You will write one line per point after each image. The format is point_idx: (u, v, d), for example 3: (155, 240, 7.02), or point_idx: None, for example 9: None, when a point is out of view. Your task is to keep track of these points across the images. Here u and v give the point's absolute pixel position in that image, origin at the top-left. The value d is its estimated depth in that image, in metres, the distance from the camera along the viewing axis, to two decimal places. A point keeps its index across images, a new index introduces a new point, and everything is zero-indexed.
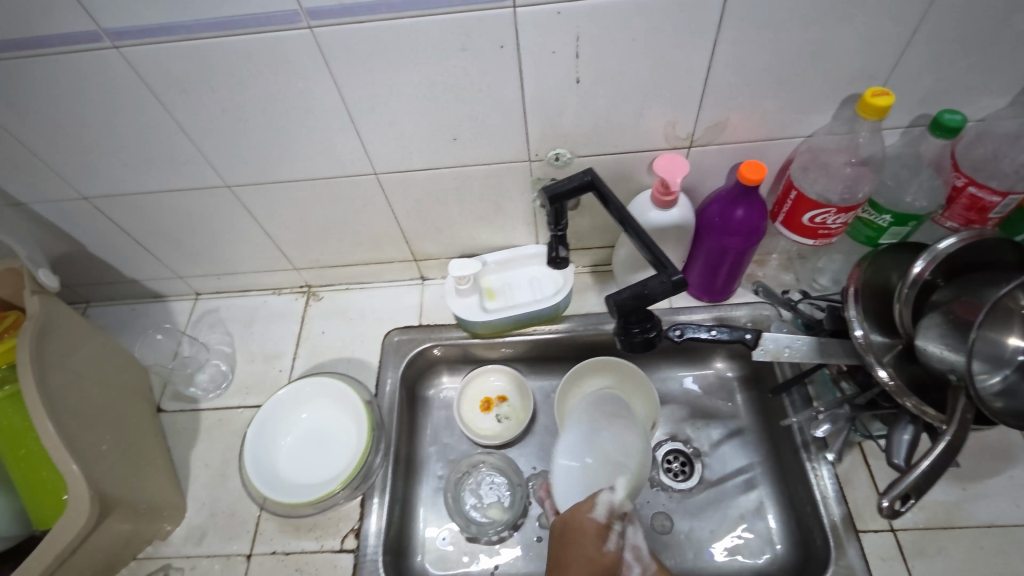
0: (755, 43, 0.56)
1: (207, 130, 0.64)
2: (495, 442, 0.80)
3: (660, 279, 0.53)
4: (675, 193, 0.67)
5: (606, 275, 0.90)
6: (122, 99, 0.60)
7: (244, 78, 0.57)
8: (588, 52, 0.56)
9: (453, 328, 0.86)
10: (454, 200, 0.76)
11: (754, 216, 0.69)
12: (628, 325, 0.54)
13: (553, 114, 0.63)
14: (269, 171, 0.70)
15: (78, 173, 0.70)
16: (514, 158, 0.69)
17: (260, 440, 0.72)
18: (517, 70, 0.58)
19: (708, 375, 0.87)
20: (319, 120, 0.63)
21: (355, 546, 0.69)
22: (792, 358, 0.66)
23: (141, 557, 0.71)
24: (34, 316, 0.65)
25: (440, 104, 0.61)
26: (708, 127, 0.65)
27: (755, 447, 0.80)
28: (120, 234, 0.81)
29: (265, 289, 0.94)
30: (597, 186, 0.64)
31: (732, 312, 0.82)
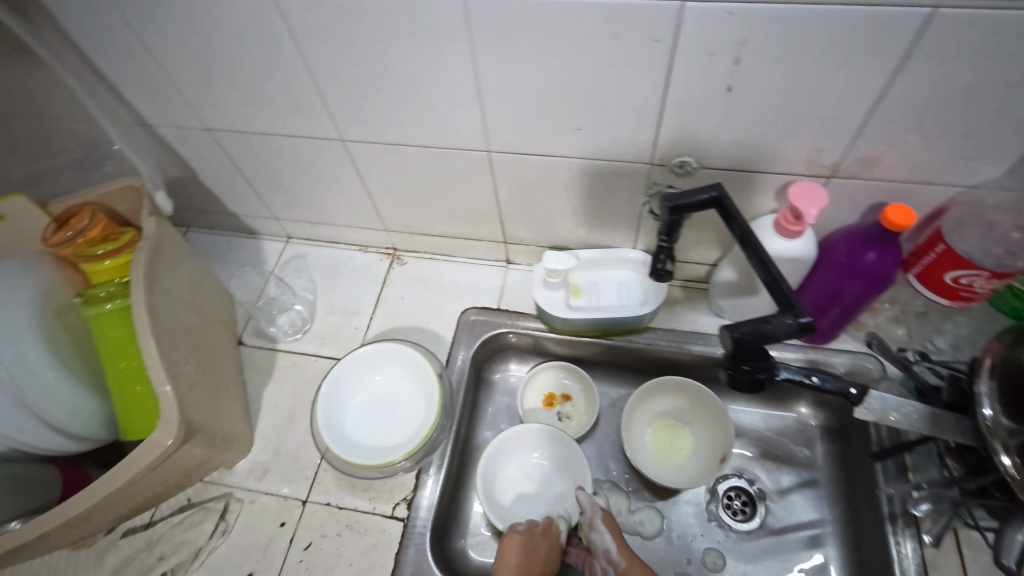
0: (944, 78, 0.49)
1: (334, 82, 0.63)
2: (532, 439, 0.78)
3: (785, 318, 0.49)
4: (805, 225, 0.62)
5: (697, 292, 0.85)
6: (261, 41, 0.60)
7: (383, 37, 0.56)
8: (749, 60, 0.51)
9: (531, 318, 0.85)
10: (561, 190, 0.73)
11: (886, 262, 0.62)
12: (738, 360, 0.50)
13: (691, 119, 0.59)
14: (385, 132, 0.69)
15: (205, 104, 0.71)
16: (635, 159, 0.65)
17: (332, 395, 0.74)
18: (666, 68, 0.53)
19: (788, 418, 0.82)
20: (446, 90, 0.61)
21: (405, 515, 0.70)
22: (898, 424, 0.61)
23: (207, 481, 0.74)
24: (149, 237, 0.67)
25: (574, 92, 0.58)
26: (858, 159, 0.59)
27: (829, 503, 0.75)
28: (231, 169, 0.83)
29: (353, 244, 0.95)
30: (722, 204, 0.59)
31: (829, 358, 0.76)
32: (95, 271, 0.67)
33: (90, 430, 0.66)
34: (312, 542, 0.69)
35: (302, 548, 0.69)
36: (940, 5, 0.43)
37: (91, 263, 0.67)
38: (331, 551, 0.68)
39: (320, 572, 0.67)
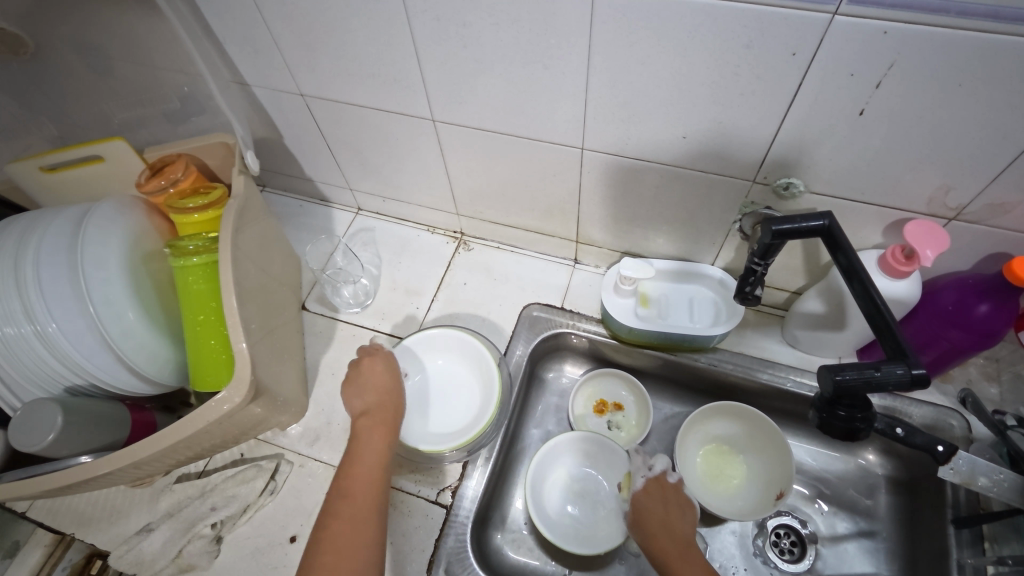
0: None
1: (438, 61, 0.62)
2: (576, 450, 0.77)
3: (894, 367, 0.45)
4: (915, 265, 0.57)
5: (771, 318, 0.82)
6: (373, 11, 0.59)
7: (499, 20, 0.54)
8: (892, 85, 0.47)
9: (594, 321, 0.83)
10: (648, 196, 0.71)
11: (999, 318, 0.58)
12: (835, 405, 0.47)
13: (810, 140, 0.55)
14: (479, 117, 0.68)
15: (304, 69, 0.71)
16: (736, 174, 0.62)
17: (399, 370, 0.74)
18: (796, 83, 0.50)
19: (852, 463, 0.78)
20: (553, 81, 0.59)
21: (448, 503, 0.70)
22: (986, 490, 0.58)
23: (261, 439, 0.76)
24: (238, 195, 0.69)
25: (689, 98, 0.55)
26: (988, 204, 0.55)
27: (886, 558, 0.71)
28: (317, 136, 0.84)
29: (421, 224, 0.95)
30: (831, 234, 0.56)
31: (909, 407, 0.71)
32: (183, 222, 0.69)
33: (162, 375, 0.68)
34: None
35: None
36: None
37: (181, 215, 0.69)
38: None
39: None
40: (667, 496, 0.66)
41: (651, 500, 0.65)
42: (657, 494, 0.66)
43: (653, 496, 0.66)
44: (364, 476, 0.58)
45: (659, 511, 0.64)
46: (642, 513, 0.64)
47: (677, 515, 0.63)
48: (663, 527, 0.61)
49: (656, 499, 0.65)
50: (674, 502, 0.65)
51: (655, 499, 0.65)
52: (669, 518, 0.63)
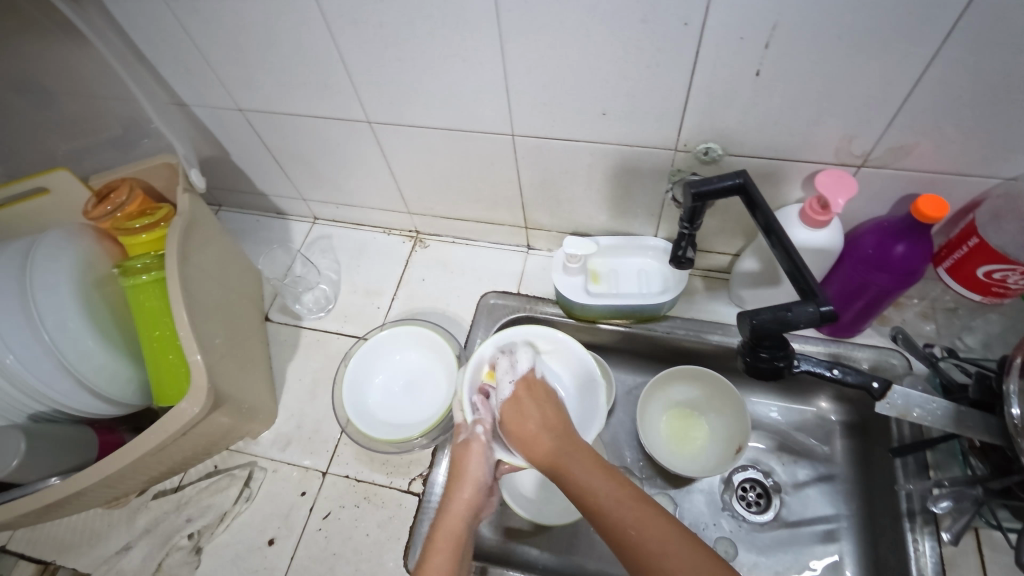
0: (981, 66, 0.48)
1: (363, 63, 0.64)
2: None
3: (806, 307, 0.49)
4: (831, 214, 0.61)
5: (718, 282, 0.85)
6: (292, 20, 0.61)
7: (412, 18, 0.57)
8: (779, 44, 0.50)
9: (551, 303, 0.84)
10: (583, 176, 0.73)
11: (916, 255, 0.61)
12: (757, 348, 0.51)
13: (717, 105, 0.58)
14: (412, 115, 0.70)
15: (238, 85, 0.73)
16: (659, 145, 0.65)
17: (479, 400, 0.66)
18: (694, 52, 0.53)
19: (807, 412, 0.81)
20: (473, 72, 0.62)
21: (420, 491, 0.72)
22: (920, 420, 0.61)
23: (233, 449, 0.77)
24: (183, 213, 0.70)
25: (601, 76, 0.58)
26: (890, 148, 0.58)
27: (845, 498, 0.74)
28: (262, 149, 0.85)
29: (376, 226, 0.97)
30: (746, 191, 0.59)
31: (853, 352, 0.74)
32: (132, 244, 0.71)
33: (126, 394, 0.70)
34: (331, 511, 0.72)
35: (321, 516, 0.71)
36: None
37: (129, 237, 0.71)
38: (349, 521, 0.71)
39: (337, 540, 0.70)
40: (546, 401, 0.64)
41: (527, 413, 0.62)
42: (536, 408, 0.63)
43: (529, 410, 0.63)
44: None
45: (534, 421, 0.61)
46: (539, 440, 0.60)
47: (555, 415, 0.62)
48: (546, 435, 0.60)
49: (536, 414, 0.62)
50: (544, 401, 0.64)
51: (528, 405, 0.63)
52: (570, 442, 0.59)
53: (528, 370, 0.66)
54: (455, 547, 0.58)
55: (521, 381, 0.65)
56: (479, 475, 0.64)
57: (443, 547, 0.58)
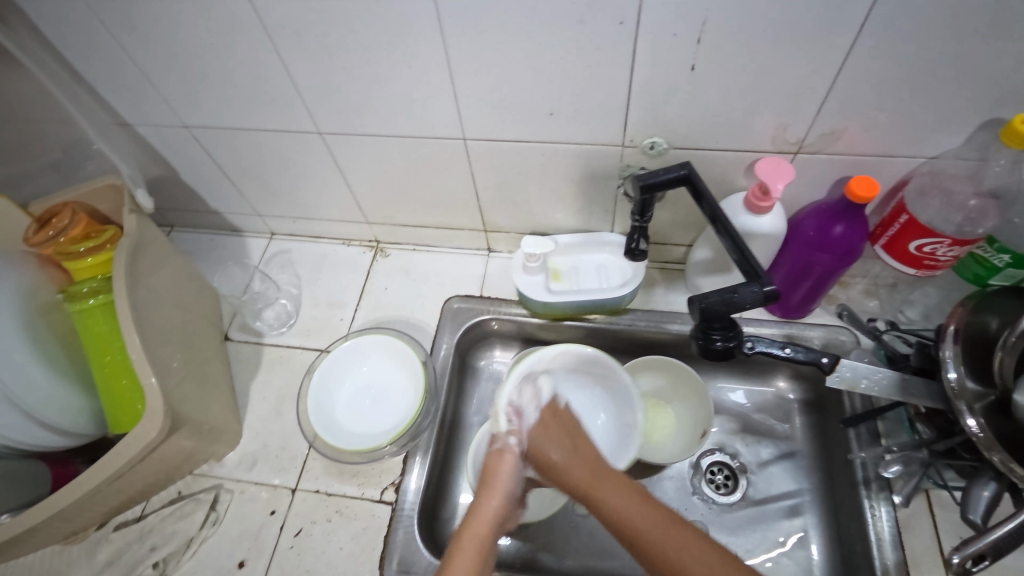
0: (895, 53, 0.51)
1: (309, 74, 0.64)
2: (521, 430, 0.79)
3: (750, 287, 0.51)
4: (772, 199, 0.63)
5: (676, 273, 0.87)
6: (234, 34, 0.61)
7: (356, 28, 0.57)
8: (710, 40, 0.53)
9: (514, 304, 0.85)
10: (537, 176, 0.75)
11: (853, 234, 0.64)
12: (709, 330, 0.54)
13: (658, 101, 0.60)
14: (364, 124, 0.70)
15: (183, 101, 0.72)
16: (607, 142, 0.67)
17: (506, 414, 0.73)
18: (632, 49, 0.55)
19: (767, 393, 0.84)
20: (420, 79, 0.62)
21: (393, 499, 0.71)
22: (868, 390, 0.64)
23: (197, 473, 0.75)
24: (130, 233, 0.69)
25: (545, 77, 0.59)
26: (821, 134, 0.61)
27: (807, 473, 0.77)
28: (212, 167, 0.84)
29: (336, 238, 0.96)
30: (692, 182, 0.61)
31: (805, 331, 0.77)
32: (77, 268, 0.69)
33: (79, 425, 0.67)
34: (302, 528, 0.70)
35: (293, 534, 0.70)
36: None
37: (73, 261, 0.69)
38: (322, 536, 0.70)
39: (311, 556, 0.69)
40: (557, 414, 0.66)
41: (559, 433, 0.64)
42: (562, 434, 0.64)
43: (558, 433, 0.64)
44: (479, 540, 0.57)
45: (556, 435, 0.64)
46: (556, 456, 0.62)
47: (578, 438, 0.64)
48: (582, 460, 0.62)
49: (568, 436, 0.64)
50: (567, 424, 0.66)
51: (553, 428, 0.65)
52: (593, 463, 0.62)
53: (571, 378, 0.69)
54: (482, 554, 0.56)
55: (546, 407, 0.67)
56: (511, 487, 0.62)
57: (470, 553, 0.55)
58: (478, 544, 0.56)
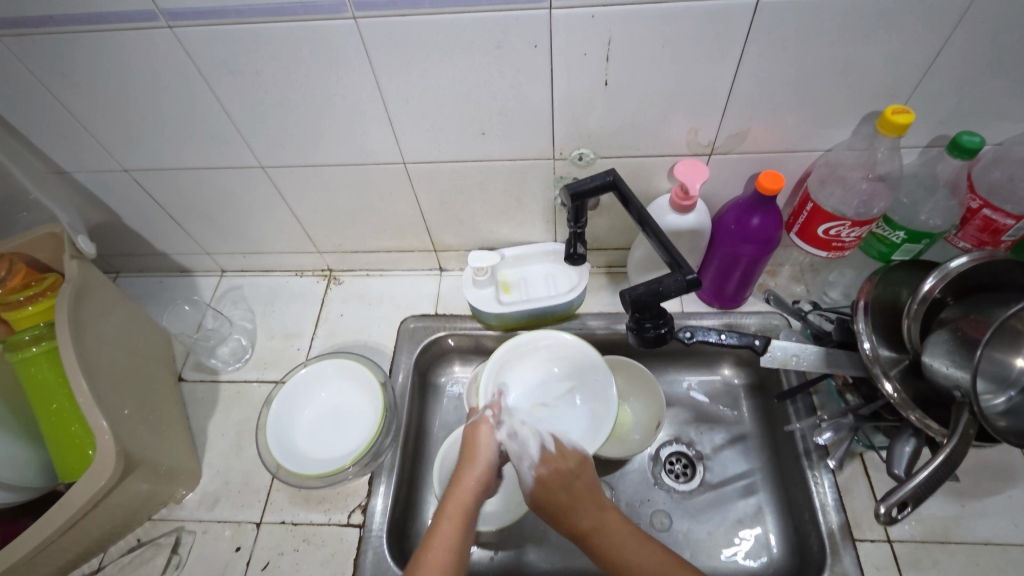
0: (779, 57, 0.58)
1: (246, 110, 0.66)
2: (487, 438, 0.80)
3: (675, 277, 0.57)
4: (694, 197, 0.69)
5: (619, 276, 0.92)
6: (169, 77, 0.63)
7: (287, 64, 0.60)
8: (617, 56, 0.58)
9: (467, 319, 0.88)
10: (477, 194, 0.79)
11: (769, 224, 0.69)
12: (642, 321, 0.59)
13: (580, 114, 0.65)
14: (305, 155, 0.73)
15: (120, 145, 0.73)
16: (538, 156, 0.71)
17: (497, 394, 0.72)
18: (549, 69, 0.60)
19: (715, 381, 0.89)
20: (355, 109, 0.65)
21: (361, 521, 0.72)
22: (800, 366, 0.67)
23: (155, 518, 0.74)
24: (72, 277, 0.68)
25: (473, 99, 0.63)
26: (729, 136, 0.67)
27: (756, 453, 0.82)
28: (156, 208, 0.84)
29: (288, 270, 0.97)
30: (618, 187, 0.66)
31: (741, 319, 0.83)
32: (19, 318, 0.68)
33: (26, 477, 0.66)
34: (269, 561, 0.70)
35: (259, 568, 0.69)
36: None
37: (14, 310, 0.68)
38: (290, 567, 0.69)
39: None
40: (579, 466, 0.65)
41: (563, 483, 0.63)
42: (560, 478, 0.64)
43: (555, 484, 0.63)
44: (456, 505, 0.60)
45: (565, 491, 0.62)
46: (553, 496, 0.62)
47: (580, 485, 0.63)
48: (585, 502, 0.61)
49: (563, 487, 0.62)
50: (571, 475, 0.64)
51: (560, 477, 0.64)
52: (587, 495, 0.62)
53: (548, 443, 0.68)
54: (464, 514, 0.59)
55: (548, 454, 0.66)
56: (489, 457, 0.65)
57: (454, 517, 0.58)
58: (458, 505, 0.59)
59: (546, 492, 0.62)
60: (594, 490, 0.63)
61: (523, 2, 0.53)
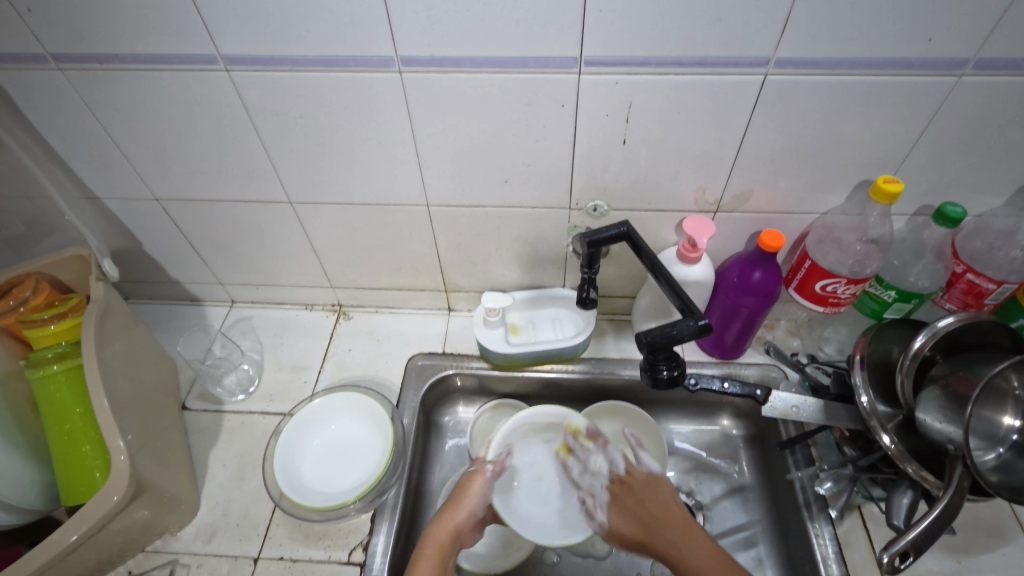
0: (781, 128, 0.64)
1: (285, 150, 0.71)
2: None
3: (687, 322, 0.60)
4: (700, 250, 0.73)
5: (623, 323, 0.95)
6: (216, 115, 0.67)
7: (330, 108, 0.65)
8: (636, 119, 0.64)
9: (475, 358, 0.89)
10: (492, 238, 0.82)
11: (770, 279, 0.74)
12: (656, 362, 0.63)
13: (597, 168, 0.70)
14: (332, 193, 0.77)
15: (155, 176, 0.76)
16: (555, 205, 0.76)
17: (505, 452, 0.71)
18: (572, 126, 0.65)
19: (714, 431, 0.91)
20: (388, 152, 0.70)
21: (362, 560, 0.70)
22: (799, 417, 0.70)
23: (149, 550, 0.72)
24: (97, 300, 0.70)
25: (500, 149, 0.68)
26: (733, 196, 0.73)
27: (756, 504, 0.83)
28: (178, 237, 0.87)
29: (299, 303, 0.99)
30: (631, 237, 0.70)
31: (741, 370, 0.86)
32: (38, 336, 0.69)
33: (28, 499, 0.66)
34: None
35: None
36: (770, 73, 0.58)
37: (36, 328, 0.69)
38: None
39: None
40: (652, 485, 0.67)
41: (634, 495, 0.66)
42: (633, 496, 0.66)
43: (632, 506, 0.65)
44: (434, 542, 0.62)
45: (638, 503, 0.65)
46: (634, 523, 0.64)
47: (652, 499, 0.65)
48: (660, 518, 0.62)
49: (640, 506, 0.65)
50: (643, 493, 0.66)
51: (636, 503, 0.65)
52: (662, 513, 0.63)
53: (612, 470, 0.69)
54: (442, 555, 0.61)
55: (613, 478, 0.69)
56: (475, 507, 0.66)
57: (432, 554, 0.61)
58: (438, 544, 0.62)
59: (632, 533, 0.64)
60: (671, 506, 0.64)
61: (555, 66, 0.59)
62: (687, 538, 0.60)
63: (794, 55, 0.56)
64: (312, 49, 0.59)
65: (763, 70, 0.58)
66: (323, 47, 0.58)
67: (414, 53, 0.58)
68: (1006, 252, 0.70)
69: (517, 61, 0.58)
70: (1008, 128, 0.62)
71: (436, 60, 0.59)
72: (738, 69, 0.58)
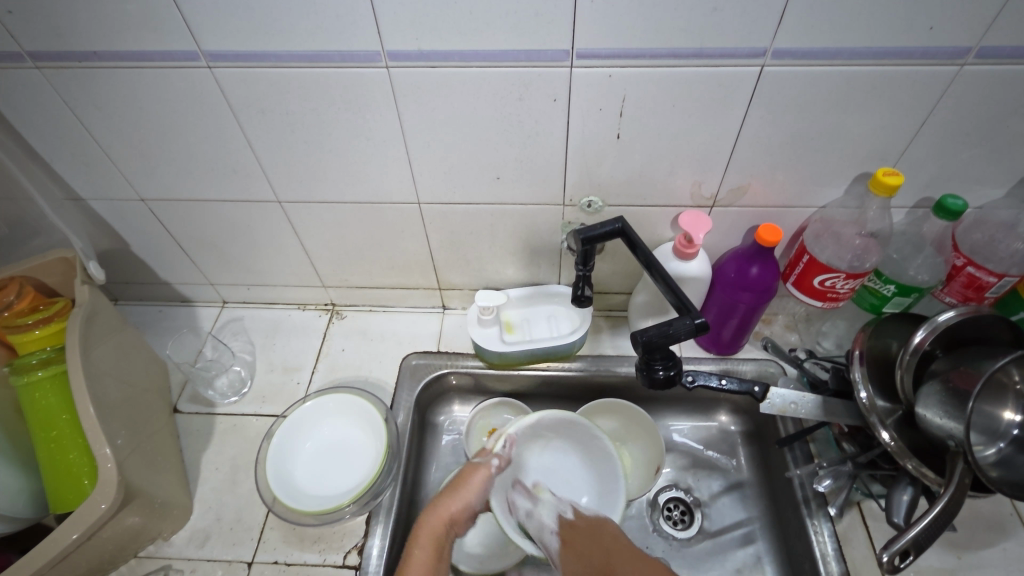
0: (779, 121, 0.62)
1: (272, 148, 0.69)
2: None
3: (684, 320, 0.60)
4: (697, 246, 0.72)
5: (619, 320, 0.94)
6: (199, 112, 0.65)
7: (317, 105, 0.63)
8: (630, 113, 0.62)
9: (470, 357, 0.88)
10: (486, 235, 0.81)
11: (768, 274, 0.72)
12: (652, 362, 0.62)
13: (591, 163, 0.69)
14: (321, 191, 0.75)
15: (140, 175, 0.74)
16: (549, 202, 0.74)
17: (511, 440, 0.68)
18: (565, 120, 0.63)
19: (712, 427, 0.90)
20: (377, 150, 0.68)
21: (357, 562, 0.70)
22: (798, 414, 0.68)
23: (141, 555, 0.71)
24: (82, 305, 0.68)
25: (491, 145, 0.67)
26: (730, 190, 0.71)
27: (754, 501, 0.82)
28: (166, 237, 0.85)
29: (291, 303, 0.98)
30: (626, 234, 0.69)
31: (738, 366, 0.85)
32: (24, 341, 0.67)
33: (16, 507, 0.65)
34: None
35: None
36: (767, 64, 0.56)
37: (19, 334, 0.67)
38: None
39: None
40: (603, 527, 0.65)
41: (579, 529, 0.65)
42: (589, 527, 0.65)
43: (581, 548, 0.63)
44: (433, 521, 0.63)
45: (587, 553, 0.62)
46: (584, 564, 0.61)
47: (610, 543, 0.63)
48: (606, 553, 0.62)
49: (591, 548, 0.63)
50: (592, 530, 0.65)
51: (580, 542, 0.63)
52: (596, 547, 0.63)
53: (558, 517, 0.66)
54: (438, 547, 0.61)
55: (563, 518, 0.66)
56: (474, 501, 0.64)
57: (427, 549, 0.61)
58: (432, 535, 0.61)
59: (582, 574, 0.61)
60: (620, 540, 0.63)
61: (546, 60, 0.57)
62: (632, 561, 0.60)
63: (791, 46, 0.55)
64: (296, 44, 0.57)
65: (760, 61, 0.56)
66: (307, 42, 0.57)
67: (402, 47, 0.57)
68: (1008, 244, 0.69)
69: (507, 54, 0.57)
70: (1011, 118, 0.60)
71: (424, 54, 0.57)
72: (734, 60, 0.56)
